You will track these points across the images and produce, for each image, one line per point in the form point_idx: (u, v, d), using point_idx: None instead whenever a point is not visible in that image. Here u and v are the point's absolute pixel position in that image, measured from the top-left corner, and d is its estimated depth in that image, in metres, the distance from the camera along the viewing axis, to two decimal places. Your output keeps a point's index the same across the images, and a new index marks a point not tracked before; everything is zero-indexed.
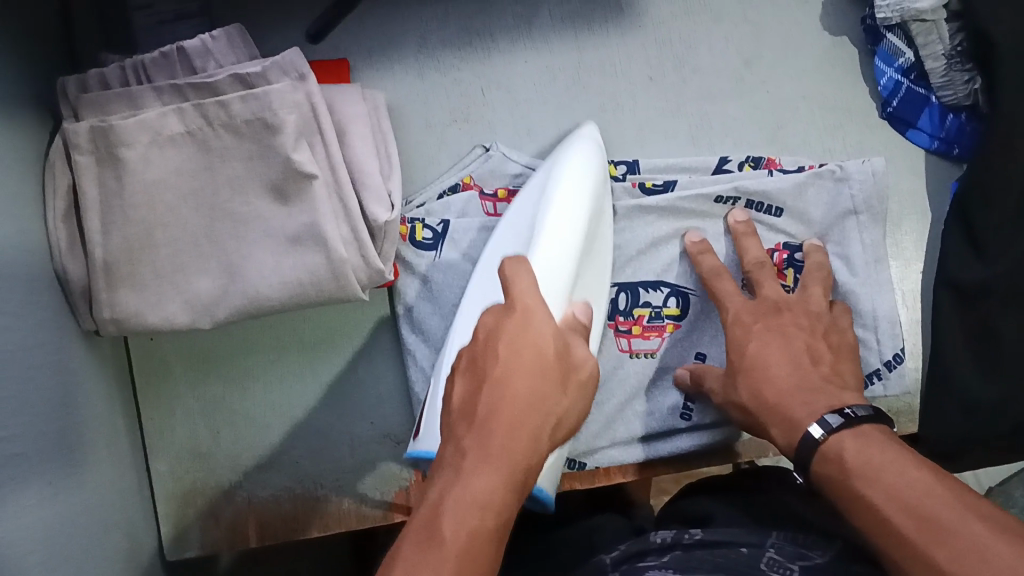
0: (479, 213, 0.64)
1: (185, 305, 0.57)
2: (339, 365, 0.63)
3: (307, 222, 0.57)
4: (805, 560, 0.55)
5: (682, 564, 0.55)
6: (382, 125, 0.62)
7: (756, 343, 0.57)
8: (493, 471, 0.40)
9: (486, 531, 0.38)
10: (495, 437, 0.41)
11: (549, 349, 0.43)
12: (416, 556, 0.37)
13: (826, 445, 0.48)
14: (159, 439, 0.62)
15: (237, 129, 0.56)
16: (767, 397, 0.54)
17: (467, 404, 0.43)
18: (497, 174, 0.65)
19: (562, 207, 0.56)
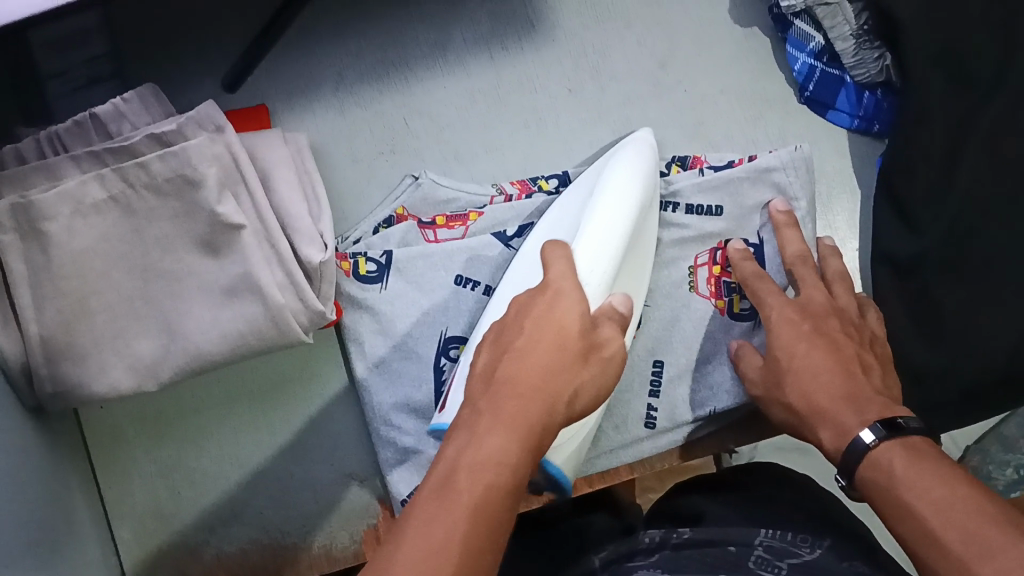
0: (420, 241, 0.64)
1: (130, 370, 0.57)
2: (293, 410, 0.63)
3: (240, 273, 0.57)
4: (794, 557, 0.54)
5: (672, 562, 0.54)
6: (307, 166, 0.62)
7: (806, 347, 0.56)
8: (512, 428, 0.41)
9: (502, 486, 0.39)
10: (509, 400, 0.42)
11: (570, 325, 0.46)
12: (430, 506, 0.37)
13: (874, 455, 0.48)
14: (120, 507, 0.61)
15: (160, 188, 0.55)
16: (814, 399, 0.54)
17: (488, 377, 0.45)
18: (429, 201, 0.65)
19: (609, 204, 0.54)
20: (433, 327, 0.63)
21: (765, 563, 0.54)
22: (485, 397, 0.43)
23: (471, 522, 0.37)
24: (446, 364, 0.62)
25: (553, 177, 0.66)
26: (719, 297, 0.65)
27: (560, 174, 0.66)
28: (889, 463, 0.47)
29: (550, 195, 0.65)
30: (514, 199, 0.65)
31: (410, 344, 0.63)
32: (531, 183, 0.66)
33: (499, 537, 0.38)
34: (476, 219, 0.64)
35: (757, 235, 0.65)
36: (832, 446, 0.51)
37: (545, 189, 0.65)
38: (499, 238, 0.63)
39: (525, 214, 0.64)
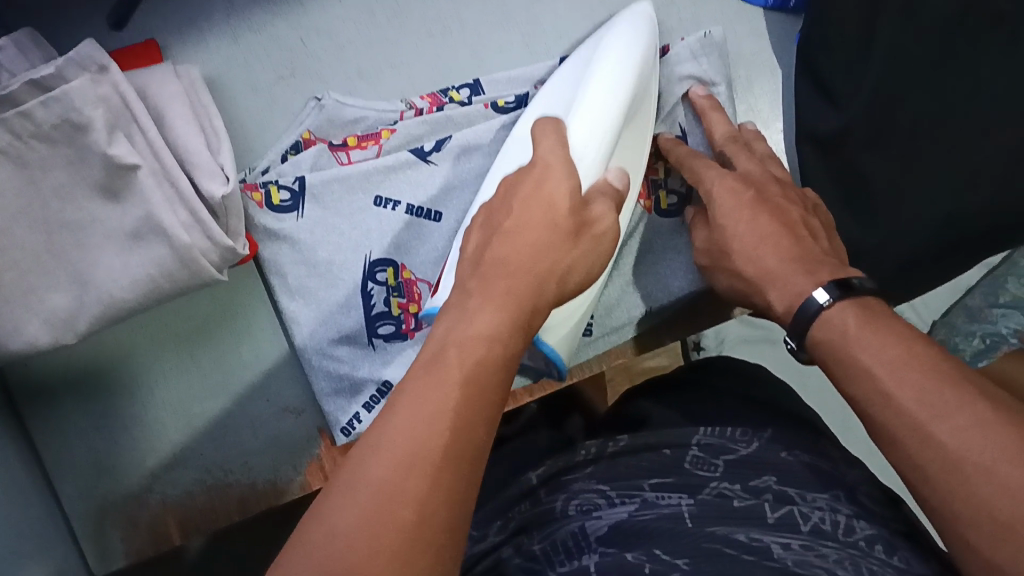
0: (332, 164, 0.62)
1: (47, 324, 0.55)
2: (221, 348, 0.63)
3: (142, 215, 0.56)
4: (729, 454, 0.55)
5: (605, 472, 0.55)
6: (201, 99, 0.60)
7: (749, 217, 0.54)
8: (500, 310, 0.41)
9: (493, 362, 0.39)
10: (497, 281, 0.42)
11: (559, 202, 0.46)
12: (420, 377, 0.37)
13: (826, 315, 0.47)
14: (59, 462, 0.60)
15: (48, 137, 0.52)
16: (766, 268, 0.52)
17: (479, 262, 0.45)
18: (335, 122, 0.63)
19: (604, 74, 0.56)
20: (357, 252, 0.61)
21: (700, 462, 0.55)
22: (473, 279, 0.43)
23: (464, 395, 0.36)
24: (374, 289, 0.61)
25: (464, 87, 0.65)
26: (645, 199, 0.65)
27: (471, 83, 0.65)
28: (837, 320, 0.46)
29: (462, 104, 0.64)
30: (425, 112, 0.63)
31: (334, 271, 0.61)
32: (441, 94, 0.65)
33: (492, 411, 0.37)
34: (389, 136, 0.62)
35: (677, 128, 0.64)
36: (784, 311, 0.51)
37: (456, 99, 0.64)
38: (417, 154, 0.62)
39: (440, 127, 0.63)
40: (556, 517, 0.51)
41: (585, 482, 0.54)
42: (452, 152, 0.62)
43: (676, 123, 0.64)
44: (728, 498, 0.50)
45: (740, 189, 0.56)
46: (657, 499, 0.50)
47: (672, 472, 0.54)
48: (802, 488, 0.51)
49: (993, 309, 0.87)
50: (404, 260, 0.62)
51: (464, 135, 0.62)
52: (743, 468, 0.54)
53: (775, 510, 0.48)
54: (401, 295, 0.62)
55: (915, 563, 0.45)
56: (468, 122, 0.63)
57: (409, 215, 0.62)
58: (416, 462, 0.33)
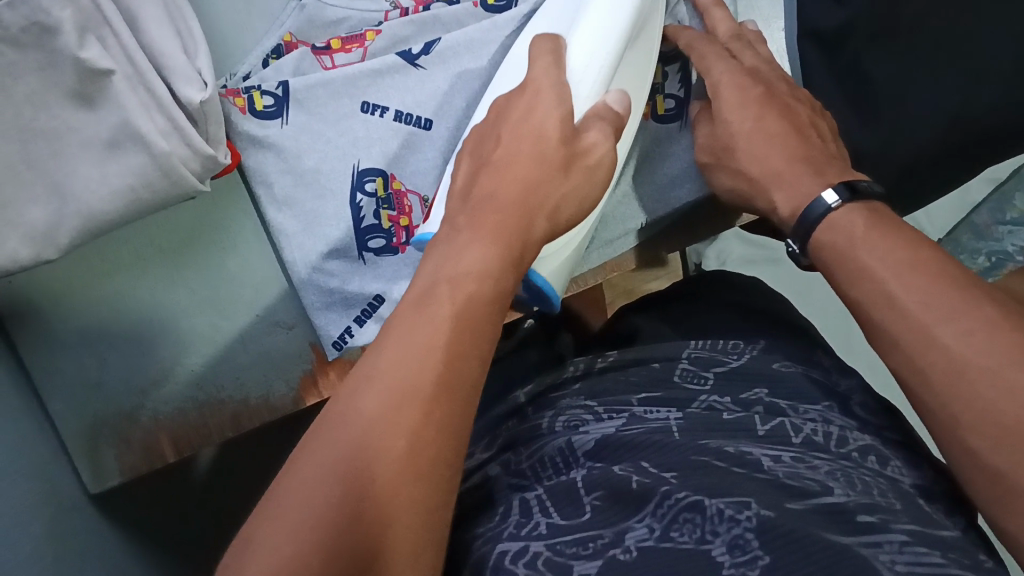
0: (316, 69, 0.60)
1: (27, 240, 0.53)
2: (207, 262, 0.61)
3: (117, 122, 0.54)
4: (719, 366, 0.54)
5: (594, 387, 0.54)
6: (175, 1, 0.57)
7: (757, 117, 0.52)
8: (494, 242, 0.40)
9: (488, 293, 0.38)
10: (489, 215, 0.42)
11: (546, 137, 0.46)
12: (409, 313, 0.37)
13: (834, 217, 0.46)
14: (49, 381, 0.59)
15: (17, 41, 0.49)
16: (773, 167, 0.51)
17: (469, 198, 0.44)
18: (318, 24, 0.60)
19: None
20: (343, 160, 0.60)
21: (690, 376, 0.53)
22: (462, 215, 0.43)
23: (456, 326, 0.36)
24: (363, 200, 0.60)
25: None
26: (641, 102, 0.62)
27: None
28: (846, 222, 0.45)
29: (450, 3, 0.61)
30: (411, 12, 0.61)
31: (320, 181, 0.60)
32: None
33: (486, 346, 0.37)
34: (374, 39, 0.60)
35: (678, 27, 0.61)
36: (790, 215, 0.49)
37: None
38: (405, 58, 0.59)
39: (427, 28, 0.60)
40: (542, 433, 0.50)
41: (574, 398, 0.53)
42: (440, 56, 0.59)
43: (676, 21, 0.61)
44: (716, 412, 0.49)
45: (746, 86, 0.53)
46: (645, 413, 0.49)
47: (661, 387, 0.53)
48: (794, 400, 0.50)
49: (1001, 228, 0.84)
50: (395, 170, 0.61)
51: (453, 37, 0.59)
52: (735, 381, 0.52)
53: (766, 422, 0.47)
54: (390, 207, 0.61)
55: (905, 475, 0.45)
56: (457, 24, 0.60)
57: (397, 122, 0.60)
58: (408, 398, 0.33)
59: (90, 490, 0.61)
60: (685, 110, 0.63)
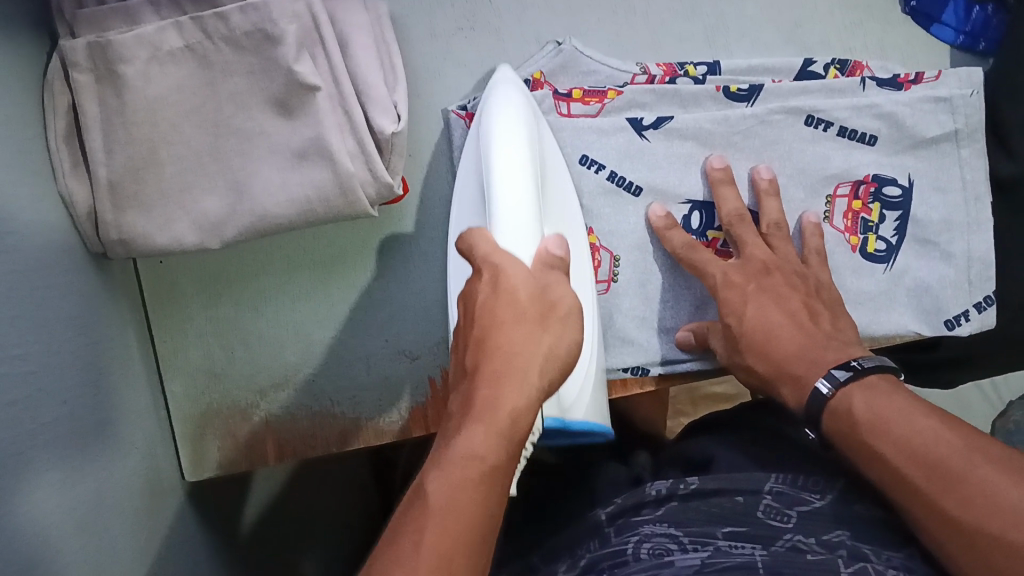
0: (552, 113, 0.60)
1: (193, 226, 0.57)
2: (353, 277, 0.62)
3: (311, 136, 0.56)
4: (802, 506, 0.54)
5: (677, 515, 0.55)
6: (385, 36, 0.60)
7: (753, 310, 0.55)
8: (484, 429, 0.38)
9: (472, 489, 0.36)
10: (482, 394, 0.39)
11: (527, 291, 0.42)
12: (406, 534, 0.35)
13: (834, 404, 0.50)
14: (173, 361, 0.61)
15: (238, 43, 0.54)
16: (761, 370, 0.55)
17: (479, 344, 0.41)
18: (569, 71, 0.62)
19: (509, 179, 0.48)
20: None
21: (773, 513, 0.54)
22: (454, 411, 0.40)
23: (442, 533, 0.35)
24: None
25: (701, 65, 0.62)
26: (853, 234, 0.61)
27: (710, 63, 0.62)
28: (861, 407, 0.49)
29: (697, 82, 0.62)
30: (657, 81, 0.62)
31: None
32: (677, 67, 0.62)
33: (476, 542, 0.36)
34: (615, 97, 0.61)
35: (907, 177, 0.61)
36: (859, 405, 0.49)
37: (691, 75, 0.62)
38: (633, 124, 0.60)
39: (666, 101, 0.61)
40: (627, 560, 0.51)
41: (658, 524, 0.54)
42: (668, 133, 0.60)
43: (906, 172, 0.61)
44: (800, 552, 0.49)
45: (748, 272, 0.57)
46: (730, 548, 0.50)
47: (745, 521, 0.53)
48: (878, 546, 0.50)
49: None
50: (593, 224, 0.60)
51: (686, 119, 0.60)
52: (818, 523, 0.52)
53: (850, 565, 0.48)
54: None
55: None
56: (694, 102, 0.61)
57: (610, 182, 0.60)
58: (449, 566, 0.34)
59: (187, 475, 0.62)
60: (895, 254, 0.61)
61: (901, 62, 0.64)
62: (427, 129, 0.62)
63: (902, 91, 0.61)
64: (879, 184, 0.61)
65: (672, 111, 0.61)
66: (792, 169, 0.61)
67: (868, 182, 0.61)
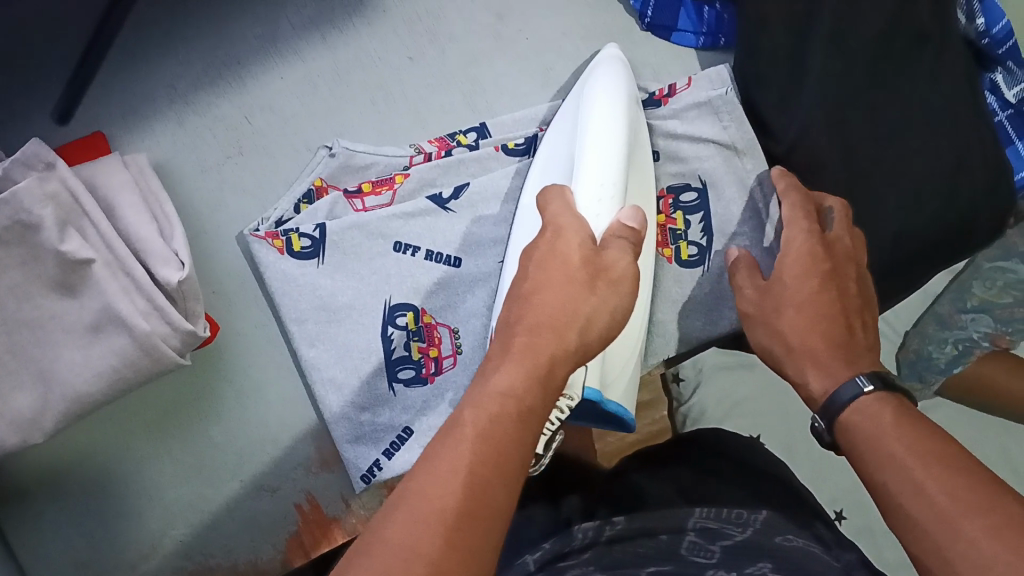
0: (348, 211, 0.61)
1: (12, 427, 0.55)
2: (193, 425, 0.61)
3: (100, 308, 0.56)
4: (725, 540, 0.51)
5: (605, 559, 0.50)
6: (152, 187, 0.59)
7: (817, 286, 0.48)
8: (519, 368, 0.36)
9: (506, 418, 0.34)
10: (522, 341, 0.38)
11: (581, 254, 0.41)
12: (437, 450, 0.33)
13: (860, 403, 0.43)
14: (38, 563, 0.60)
15: (1, 240, 0.53)
16: (803, 344, 0.47)
17: (523, 299, 0.40)
18: (349, 171, 0.62)
19: (591, 145, 0.48)
20: (376, 296, 0.60)
21: (696, 549, 0.50)
22: (496, 350, 0.38)
23: (476, 452, 0.33)
24: (394, 333, 0.60)
25: (471, 131, 0.63)
26: (665, 245, 0.60)
27: (478, 126, 0.63)
28: (879, 424, 0.41)
29: (471, 148, 0.62)
30: (433, 156, 0.62)
31: (353, 316, 0.60)
32: (450, 139, 0.63)
33: (509, 474, 0.33)
34: (403, 180, 0.61)
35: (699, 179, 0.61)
36: (868, 405, 0.42)
37: (463, 143, 0.63)
38: (435, 201, 0.60)
39: (451, 171, 0.62)
40: None
41: (583, 568, 0.49)
42: (470, 201, 0.61)
43: (695, 174, 0.61)
44: None
45: (800, 262, 0.49)
46: None
47: (670, 559, 0.49)
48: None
49: (961, 314, 0.74)
50: (424, 303, 0.60)
51: (481, 182, 0.61)
52: (740, 554, 0.48)
53: None
54: (421, 339, 0.60)
55: None
56: (479, 166, 0.62)
57: (428, 261, 0.61)
58: (468, 491, 0.31)
59: None
60: (709, 255, 0.60)
61: (655, 76, 0.65)
62: (224, 263, 0.62)
63: (662, 105, 0.62)
64: (675, 193, 0.61)
65: (463, 179, 0.62)
66: None
67: (665, 195, 0.60)
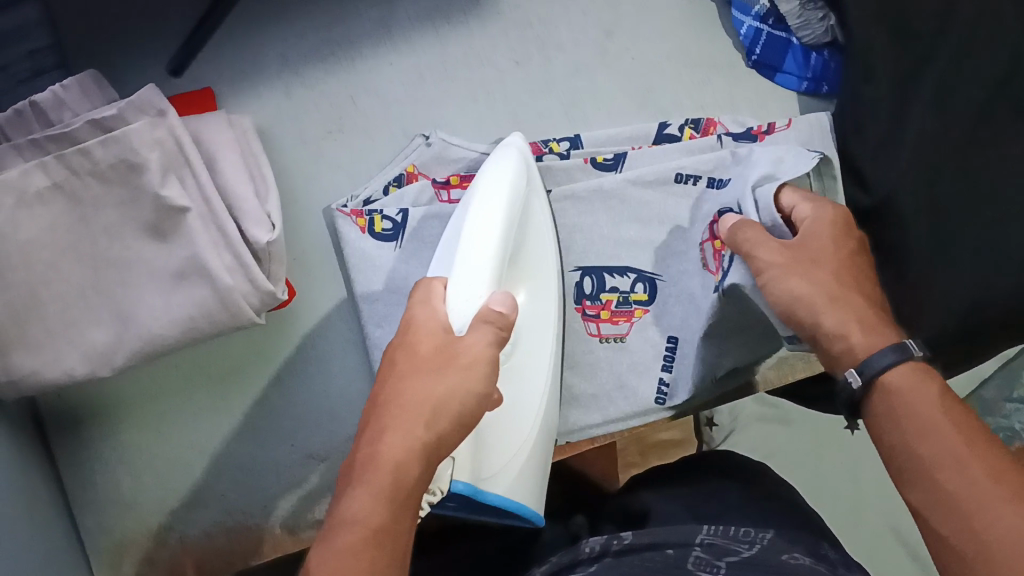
0: (432, 201, 0.62)
1: (84, 357, 0.57)
2: (253, 385, 0.63)
3: (188, 256, 0.57)
4: (732, 555, 0.51)
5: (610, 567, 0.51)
6: (253, 149, 0.61)
7: (844, 253, 0.52)
8: (366, 488, 0.40)
9: (361, 540, 0.39)
10: (371, 451, 0.41)
11: (427, 349, 0.45)
12: None
13: (899, 371, 0.46)
14: (84, 495, 0.61)
15: (104, 176, 0.55)
16: (832, 304, 0.50)
17: (382, 403, 0.43)
18: (442, 162, 0.64)
19: (480, 236, 0.50)
20: None
21: (703, 564, 0.50)
22: (353, 466, 0.42)
23: None
24: None
25: (564, 140, 0.64)
26: None
27: (572, 136, 0.64)
28: (923, 397, 0.44)
29: (562, 156, 0.63)
30: None
31: None
32: (543, 144, 0.64)
33: None
34: None
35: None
36: (904, 383, 0.45)
37: (556, 150, 0.63)
38: None
39: (538, 177, 0.62)
40: None
41: None
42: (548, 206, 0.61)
43: None
44: None
45: (835, 229, 0.52)
46: None
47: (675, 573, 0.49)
48: None
49: (1005, 402, 0.84)
50: None
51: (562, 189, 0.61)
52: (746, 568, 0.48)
53: None
54: None
55: None
56: (566, 176, 0.62)
57: None
58: None
59: None
60: None
61: (752, 113, 0.67)
62: (308, 232, 0.63)
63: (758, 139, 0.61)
64: None
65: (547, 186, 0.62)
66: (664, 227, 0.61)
67: None
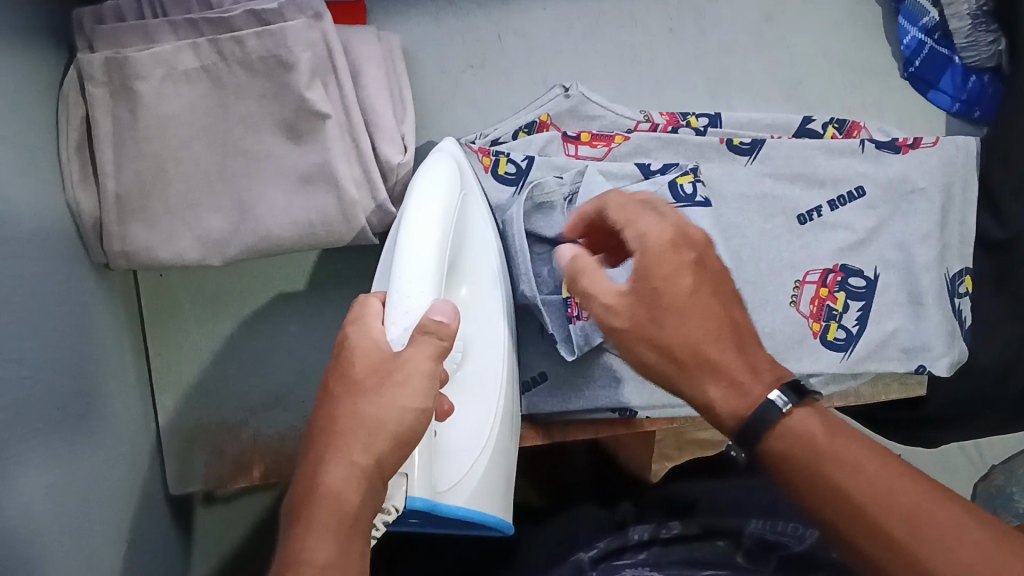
0: (559, 153, 0.61)
1: (196, 242, 0.57)
2: (351, 300, 0.64)
3: (319, 162, 0.57)
4: (783, 550, 0.50)
5: (656, 556, 0.51)
6: (396, 70, 0.62)
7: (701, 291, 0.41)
8: (315, 529, 0.36)
9: None
10: (312, 485, 0.37)
11: (363, 366, 0.39)
12: None
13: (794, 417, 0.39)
14: (166, 374, 0.62)
15: (252, 66, 0.55)
16: (754, 361, 0.41)
17: (326, 430, 0.38)
18: (575, 116, 0.63)
19: (425, 237, 0.44)
20: None
21: (754, 558, 0.50)
22: (295, 506, 0.37)
23: None
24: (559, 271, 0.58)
25: (703, 116, 0.63)
26: (816, 319, 0.59)
27: (711, 115, 0.64)
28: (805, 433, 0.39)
29: (697, 133, 0.62)
30: (659, 129, 0.62)
31: None
32: (680, 117, 0.64)
33: None
34: (621, 142, 0.61)
35: (874, 270, 0.60)
36: (807, 422, 0.39)
37: (693, 125, 0.63)
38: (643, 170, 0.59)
39: (671, 149, 0.61)
40: None
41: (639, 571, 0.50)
42: None
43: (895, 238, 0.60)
44: None
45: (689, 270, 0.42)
46: None
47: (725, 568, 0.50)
48: None
49: None
50: None
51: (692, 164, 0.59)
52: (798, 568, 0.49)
53: None
54: None
55: None
56: (699, 153, 0.61)
57: None
58: None
59: (171, 491, 0.62)
60: (855, 343, 0.59)
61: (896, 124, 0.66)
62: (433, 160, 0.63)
63: (900, 153, 0.61)
64: (846, 272, 0.60)
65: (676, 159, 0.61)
66: (785, 215, 0.60)
67: (836, 271, 0.59)
